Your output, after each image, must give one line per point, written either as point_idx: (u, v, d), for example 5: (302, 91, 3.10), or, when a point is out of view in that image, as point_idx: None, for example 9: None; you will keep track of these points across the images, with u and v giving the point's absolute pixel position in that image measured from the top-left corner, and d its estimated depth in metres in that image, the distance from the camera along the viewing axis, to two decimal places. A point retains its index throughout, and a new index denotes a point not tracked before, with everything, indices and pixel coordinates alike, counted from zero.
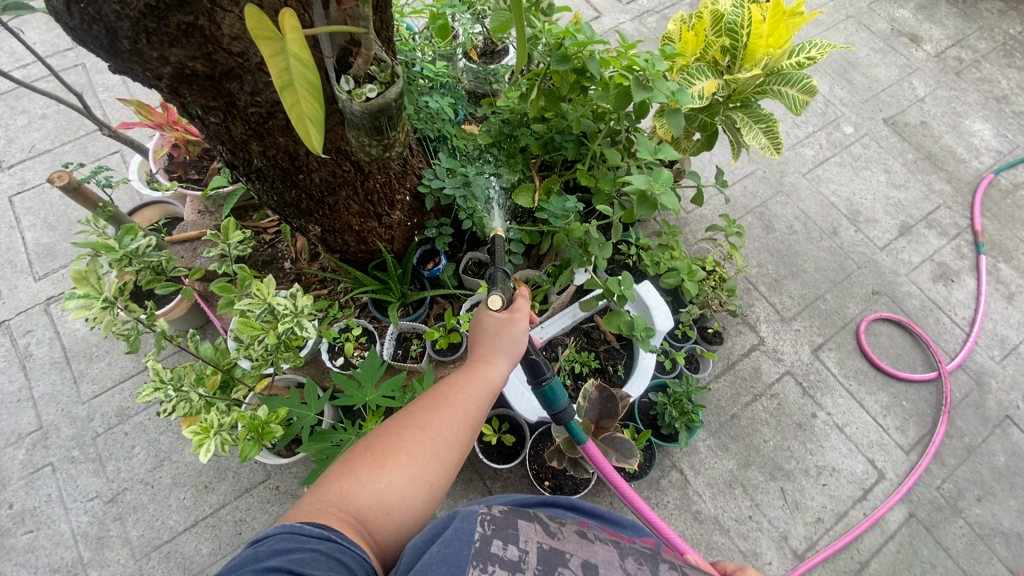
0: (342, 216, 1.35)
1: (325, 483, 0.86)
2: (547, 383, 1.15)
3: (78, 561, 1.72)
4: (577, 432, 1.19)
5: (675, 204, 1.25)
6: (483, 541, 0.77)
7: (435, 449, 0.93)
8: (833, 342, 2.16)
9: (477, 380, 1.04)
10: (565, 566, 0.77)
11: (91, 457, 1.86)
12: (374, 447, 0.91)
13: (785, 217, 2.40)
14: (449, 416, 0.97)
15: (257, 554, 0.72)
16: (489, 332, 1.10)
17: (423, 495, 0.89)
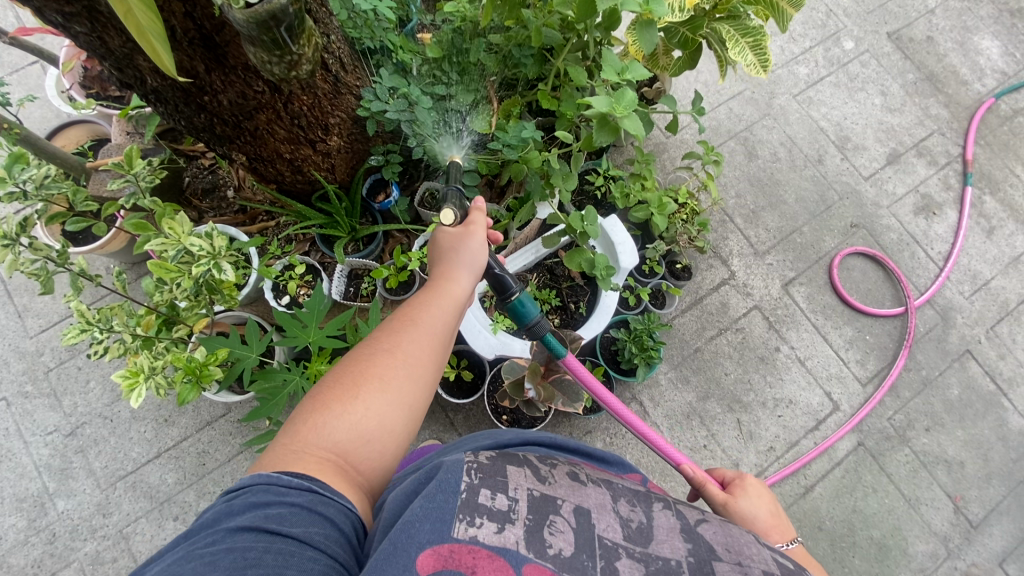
0: (267, 143, 1.25)
1: (294, 424, 0.79)
2: (515, 297, 1.06)
3: (45, 491, 1.75)
4: (555, 344, 1.13)
5: (637, 131, 1.12)
6: (471, 491, 0.74)
7: (409, 369, 0.85)
8: (805, 276, 2.11)
9: (443, 294, 0.95)
10: (557, 513, 0.75)
11: (46, 392, 1.84)
12: (341, 379, 0.82)
13: (770, 142, 2.26)
14: (420, 333, 0.89)
15: (231, 508, 0.67)
16: (446, 247, 1.02)
17: (404, 419, 0.83)
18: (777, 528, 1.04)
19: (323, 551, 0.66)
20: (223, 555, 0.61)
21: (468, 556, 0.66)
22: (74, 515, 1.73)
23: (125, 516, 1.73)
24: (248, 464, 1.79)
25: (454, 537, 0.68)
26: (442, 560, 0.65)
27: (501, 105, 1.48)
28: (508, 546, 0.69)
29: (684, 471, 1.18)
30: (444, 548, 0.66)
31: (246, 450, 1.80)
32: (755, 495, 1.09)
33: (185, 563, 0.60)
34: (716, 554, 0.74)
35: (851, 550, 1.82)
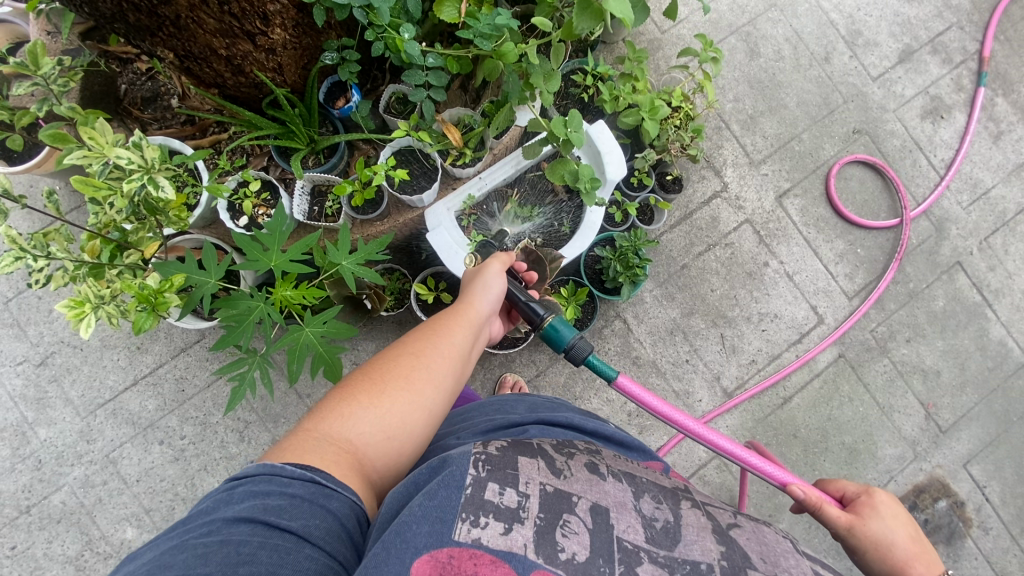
0: (196, 35, 1.09)
1: (319, 414, 0.81)
2: (545, 324, 1.12)
3: (24, 420, 1.73)
4: (603, 367, 1.12)
5: (625, 14, 0.95)
6: (476, 486, 0.71)
7: (432, 376, 0.88)
8: (800, 188, 2.01)
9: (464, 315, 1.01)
10: (571, 513, 0.72)
11: (7, 322, 1.76)
12: (370, 374, 0.86)
13: (774, 38, 2.05)
14: (444, 344, 0.93)
15: (230, 496, 0.67)
16: (468, 283, 1.11)
17: (424, 423, 0.85)
18: (923, 557, 0.95)
19: (322, 549, 0.65)
20: (215, 548, 0.60)
21: (469, 562, 0.63)
22: (58, 443, 1.73)
23: (110, 442, 1.74)
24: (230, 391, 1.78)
25: (455, 541, 0.65)
26: (439, 566, 0.62)
27: None
28: (515, 550, 0.65)
29: (794, 493, 1.07)
30: (442, 554, 0.64)
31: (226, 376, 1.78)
32: (888, 517, 1.01)
33: (178, 554, 0.60)
34: (750, 563, 0.73)
35: (823, 455, 1.90)
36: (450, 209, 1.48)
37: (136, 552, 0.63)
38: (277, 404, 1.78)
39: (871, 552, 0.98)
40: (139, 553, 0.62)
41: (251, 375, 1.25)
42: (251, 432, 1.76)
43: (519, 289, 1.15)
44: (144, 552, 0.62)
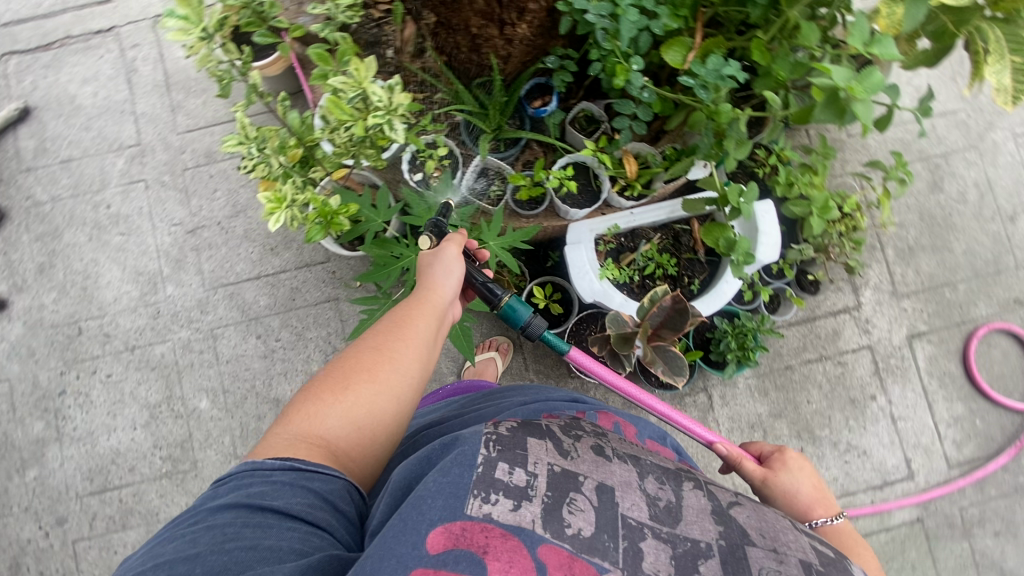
0: (462, 10, 1.20)
1: (288, 413, 0.82)
2: (503, 304, 1.18)
3: (160, 272, 1.94)
4: (554, 340, 1.25)
5: (867, 119, 0.98)
6: (487, 466, 0.70)
7: (396, 366, 0.86)
8: (936, 335, 1.90)
9: (428, 299, 0.98)
10: (579, 491, 0.71)
11: (179, 187, 1.98)
12: (333, 372, 0.85)
13: (963, 179, 1.95)
14: (409, 335, 0.90)
15: (217, 491, 0.73)
16: (427, 262, 1.05)
17: (394, 408, 0.85)
18: (823, 503, 1.02)
19: (303, 520, 0.71)
20: (202, 532, 0.66)
21: (482, 536, 0.63)
22: (178, 303, 1.92)
23: (218, 319, 1.91)
24: (330, 315, 1.91)
25: (468, 515, 0.65)
26: (453, 538, 0.62)
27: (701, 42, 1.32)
28: (524, 526, 0.65)
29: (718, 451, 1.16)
30: (456, 526, 0.63)
31: (332, 301, 1.91)
32: (797, 470, 1.07)
33: (170, 541, 0.66)
34: (750, 539, 0.71)
35: None
36: (594, 231, 1.53)
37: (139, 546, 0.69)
38: None
39: (781, 502, 1.04)
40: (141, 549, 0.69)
41: (376, 314, 1.35)
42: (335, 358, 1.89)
43: (472, 270, 1.17)
44: (137, 547, 0.67)
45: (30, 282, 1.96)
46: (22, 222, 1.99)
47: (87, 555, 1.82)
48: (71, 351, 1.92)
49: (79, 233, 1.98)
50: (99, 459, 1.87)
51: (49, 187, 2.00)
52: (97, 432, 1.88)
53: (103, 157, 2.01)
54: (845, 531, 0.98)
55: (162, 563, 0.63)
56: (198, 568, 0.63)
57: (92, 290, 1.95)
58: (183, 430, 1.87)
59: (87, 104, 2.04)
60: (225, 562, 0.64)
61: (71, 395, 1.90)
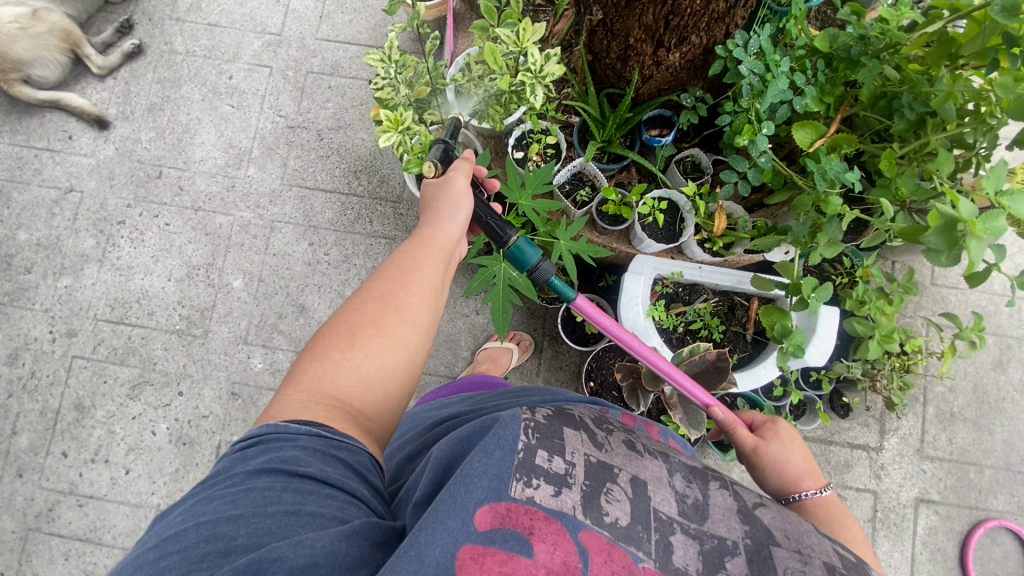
0: (629, 18, 1.22)
1: (296, 376, 0.83)
2: (511, 243, 1.20)
3: (249, 151, 2.04)
4: (562, 287, 1.24)
5: (976, 259, 0.95)
6: (527, 451, 0.71)
7: (404, 318, 0.90)
8: (945, 508, 1.82)
9: (432, 246, 1.03)
10: (615, 482, 0.73)
11: (297, 84, 2.08)
12: (339, 330, 0.88)
13: None
14: (417, 287, 0.95)
15: (245, 456, 0.71)
16: (432, 203, 1.11)
17: (404, 358, 0.89)
18: (812, 473, 1.03)
19: (340, 489, 0.70)
20: (242, 494, 0.65)
21: (527, 518, 0.65)
22: (254, 185, 2.01)
23: (282, 214, 1.99)
24: (380, 250, 1.96)
25: (512, 496, 0.66)
26: (499, 517, 0.64)
27: (833, 134, 1.33)
28: (565, 511, 0.67)
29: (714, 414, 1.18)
30: (501, 506, 0.65)
31: (386, 239, 1.97)
32: (788, 440, 1.08)
33: (209, 502, 0.65)
34: (775, 540, 0.70)
35: None
36: (657, 270, 1.52)
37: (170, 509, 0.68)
38: None
39: (769, 470, 1.05)
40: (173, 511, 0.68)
41: None
42: None
43: (482, 208, 1.20)
44: (175, 507, 0.67)
45: (137, 115, 2.08)
46: (152, 63, 2.12)
47: (79, 374, 1.90)
48: (144, 189, 2.03)
49: (195, 90, 2.10)
50: (127, 293, 1.95)
51: (188, 42, 2.14)
52: (135, 269, 1.97)
53: (245, 34, 2.14)
54: (831, 502, 0.99)
55: (206, 522, 0.62)
56: (240, 529, 0.62)
57: (186, 144, 2.05)
58: (210, 298, 1.94)
59: None
60: (269, 525, 0.63)
61: (127, 228, 2.00)
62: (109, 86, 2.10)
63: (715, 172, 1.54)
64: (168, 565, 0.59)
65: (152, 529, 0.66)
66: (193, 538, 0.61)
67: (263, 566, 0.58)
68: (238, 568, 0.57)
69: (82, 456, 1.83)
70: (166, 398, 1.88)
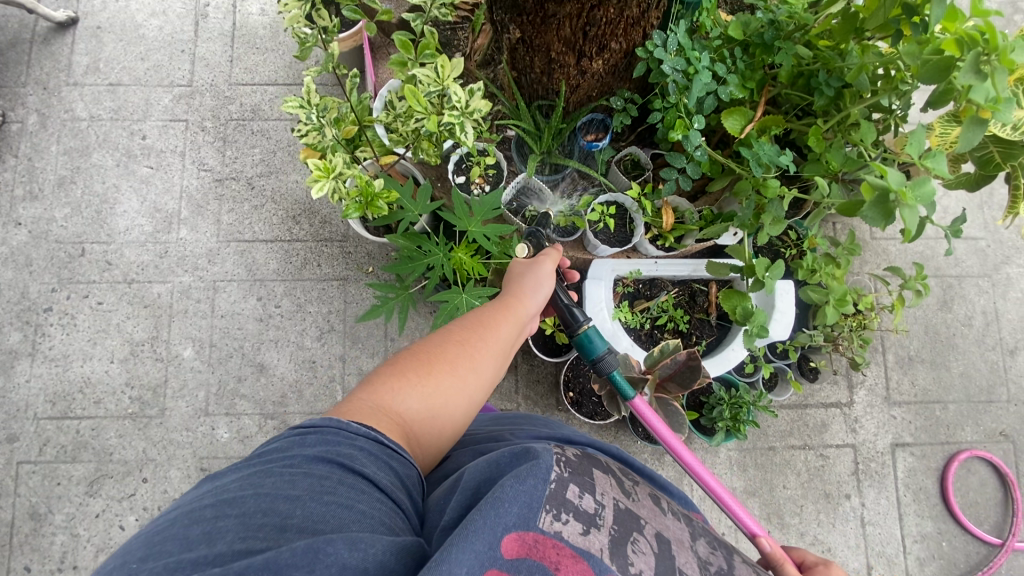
0: (548, 33, 1.19)
1: (373, 383, 0.85)
2: (580, 331, 1.13)
3: (178, 213, 1.93)
4: (624, 385, 1.15)
5: (910, 226, 0.99)
6: (558, 484, 0.71)
7: (476, 367, 0.91)
8: (920, 449, 1.91)
9: (511, 312, 1.03)
10: (641, 532, 0.72)
11: (218, 134, 1.98)
12: (420, 355, 0.90)
13: (971, 304, 2.00)
14: (492, 341, 0.96)
15: (303, 441, 0.71)
16: (518, 273, 1.12)
17: (465, 403, 0.89)
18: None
19: (388, 496, 0.69)
20: (300, 477, 0.64)
21: (554, 553, 0.63)
22: (189, 247, 1.90)
23: (224, 272, 1.89)
24: (334, 293, 1.89)
25: (540, 527, 0.65)
26: (526, 547, 0.63)
27: (760, 116, 1.36)
28: (593, 551, 0.65)
29: (759, 542, 1.05)
30: (529, 536, 0.64)
31: (340, 280, 1.90)
32: None
33: (266, 478, 0.64)
34: None
35: None
36: (616, 271, 1.53)
37: (220, 474, 0.67)
38: (362, 328, 1.88)
39: None
40: (223, 475, 0.67)
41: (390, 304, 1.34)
42: (329, 337, 1.87)
43: (559, 290, 1.17)
44: (225, 474, 0.66)
45: (47, 193, 1.93)
46: (55, 134, 1.98)
47: (28, 481, 1.75)
48: (68, 270, 1.89)
49: (108, 156, 1.97)
50: (67, 385, 1.81)
51: (91, 106, 2.00)
52: (71, 357, 1.83)
53: (152, 89, 2.02)
54: None
55: (264, 493, 0.61)
56: (295, 511, 0.61)
57: (107, 215, 1.92)
58: (161, 374, 1.83)
59: (151, 36, 2.06)
60: (323, 513, 0.61)
61: (56, 314, 1.86)
62: (9, 165, 1.95)
63: (655, 167, 1.56)
64: (223, 528, 0.57)
65: (194, 493, 0.64)
66: (250, 506, 0.60)
67: (319, 554, 0.55)
68: (293, 550, 0.54)
69: (46, 567, 1.69)
70: (129, 488, 1.75)
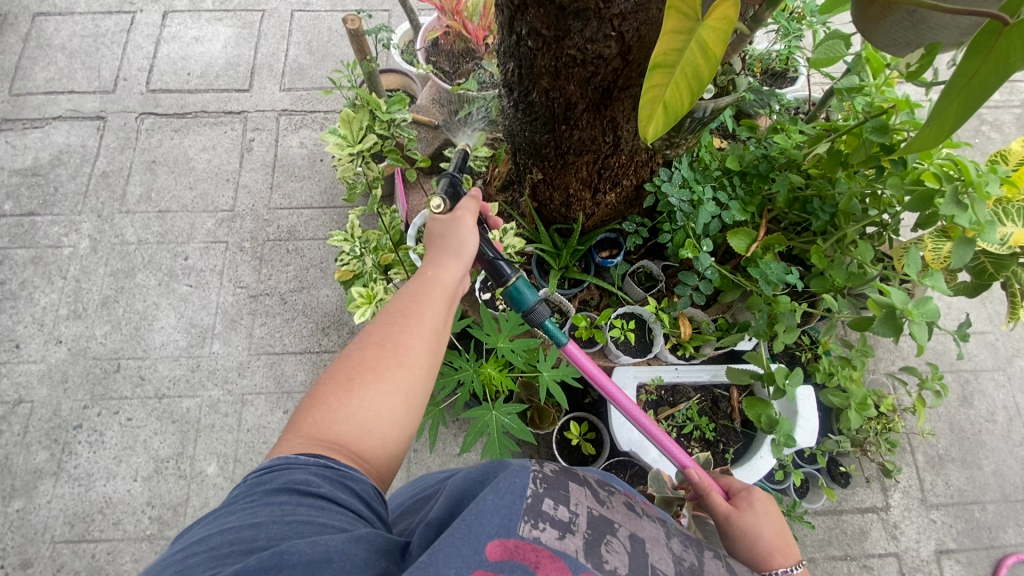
0: (567, 175, 1.34)
1: (297, 419, 0.79)
2: (510, 283, 1.06)
3: (212, 327, 2.02)
4: (555, 332, 1.10)
5: (921, 342, 1.07)
6: (534, 498, 0.68)
7: (404, 363, 0.83)
8: (966, 556, 1.82)
9: (436, 286, 0.93)
10: (614, 535, 0.70)
11: (256, 253, 2.13)
12: (337, 375, 0.81)
13: (991, 398, 2.00)
14: (416, 329, 0.86)
15: (257, 479, 0.70)
16: (439, 235, 1.00)
17: (402, 406, 0.81)
18: (784, 550, 1.03)
19: (349, 509, 0.70)
20: (261, 506, 0.65)
21: (534, 554, 0.61)
22: (221, 360, 1.97)
23: (252, 384, 1.94)
24: None
25: (520, 535, 0.63)
26: (508, 551, 0.60)
27: (762, 235, 1.48)
28: (569, 551, 0.64)
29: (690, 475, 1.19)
30: (510, 542, 0.61)
31: None
32: (761, 512, 1.09)
33: (227, 514, 0.65)
34: None
35: None
36: (638, 377, 1.57)
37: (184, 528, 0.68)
38: None
39: (740, 541, 1.06)
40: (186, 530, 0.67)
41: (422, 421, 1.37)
42: None
43: (484, 244, 1.07)
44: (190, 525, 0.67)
45: (90, 312, 2.04)
46: (104, 257, 2.13)
47: None
48: (102, 386, 1.94)
49: (151, 276, 2.10)
50: (88, 505, 1.79)
51: (140, 231, 2.17)
52: (95, 475, 1.83)
53: (198, 214, 2.20)
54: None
55: (227, 528, 0.62)
56: (259, 535, 0.61)
57: (144, 331, 2.02)
58: (182, 493, 1.81)
59: (200, 167, 2.28)
60: (286, 531, 0.62)
61: (85, 431, 1.88)
62: (58, 287, 2.08)
63: (667, 279, 1.65)
64: (193, 563, 0.58)
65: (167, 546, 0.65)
66: (215, 542, 0.61)
67: (284, 558, 0.56)
68: (258, 559, 0.56)
69: None
70: None
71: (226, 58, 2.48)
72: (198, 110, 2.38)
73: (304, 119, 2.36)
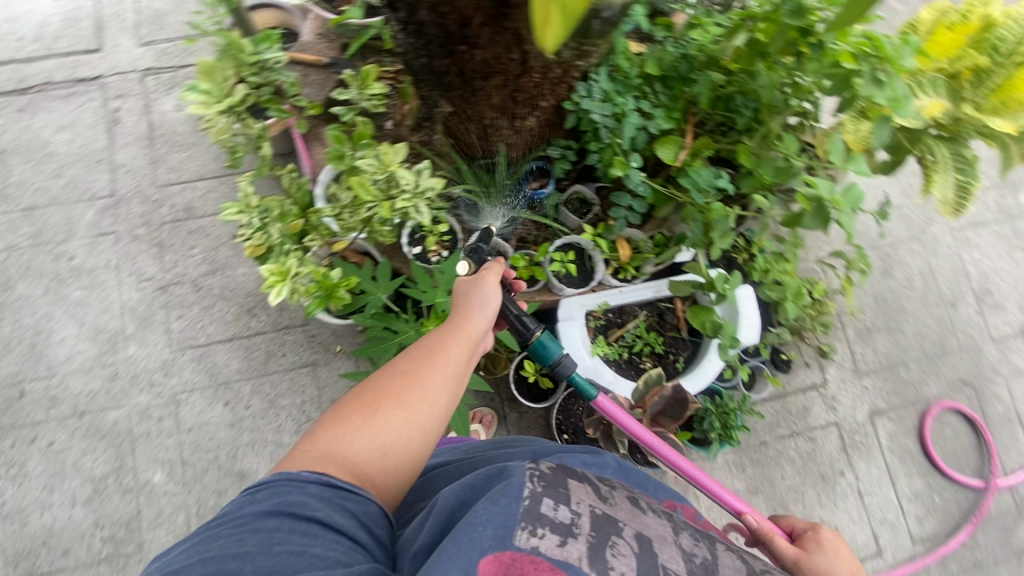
0: (478, 103, 1.21)
1: (319, 430, 0.82)
2: (535, 339, 1.11)
3: (122, 330, 1.82)
4: (586, 387, 1.19)
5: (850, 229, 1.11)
6: (533, 499, 0.73)
7: (426, 398, 0.85)
8: (896, 413, 2.01)
9: (460, 332, 0.95)
10: (619, 536, 0.74)
11: (154, 240, 1.90)
12: (364, 397, 0.84)
13: (909, 267, 2.14)
14: (440, 366, 0.89)
15: (255, 496, 0.73)
16: (465, 288, 1.03)
17: (420, 438, 0.83)
18: None
19: (344, 535, 0.71)
20: (249, 533, 0.67)
21: (531, 565, 0.65)
22: (141, 363, 1.80)
23: (183, 383, 1.79)
24: (305, 380, 1.83)
25: (515, 545, 0.67)
26: (504, 566, 0.64)
27: (690, 141, 1.42)
28: (570, 561, 0.67)
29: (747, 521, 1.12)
30: (505, 555, 0.65)
31: (309, 365, 1.84)
32: (833, 553, 1.02)
33: (213, 540, 0.67)
34: None
35: None
36: (585, 307, 1.55)
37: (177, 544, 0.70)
38: None
39: None
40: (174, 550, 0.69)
41: None
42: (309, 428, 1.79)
43: (507, 301, 1.11)
44: (181, 542, 0.69)
45: None
46: None
47: None
48: (9, 415, 1.74)
49: (34, 285, 1.84)
50: (27, 541, 1.65)
51: (7, 235, 1.87)
52: (28, 509, 1.68)
53: (73, 206, 1.91)
54: None
55: (211, 558, 0.64)
56: (246, 565, 0.63)
57: (43, 347, 1.79)
58: (132, 507, 1.70)
59: (61, 151, 1.95)
60: (274, 563, 0.64)
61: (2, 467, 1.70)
62: None
63: (602, 202, 1.60)
64: None
65: (156, 566, 0.68)
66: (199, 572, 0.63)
67: None
68: None
69: None
70: None
71: (61, 13, 2.07)
72: (41, 81, 2.00)
73: (176, 77, 2.04)
